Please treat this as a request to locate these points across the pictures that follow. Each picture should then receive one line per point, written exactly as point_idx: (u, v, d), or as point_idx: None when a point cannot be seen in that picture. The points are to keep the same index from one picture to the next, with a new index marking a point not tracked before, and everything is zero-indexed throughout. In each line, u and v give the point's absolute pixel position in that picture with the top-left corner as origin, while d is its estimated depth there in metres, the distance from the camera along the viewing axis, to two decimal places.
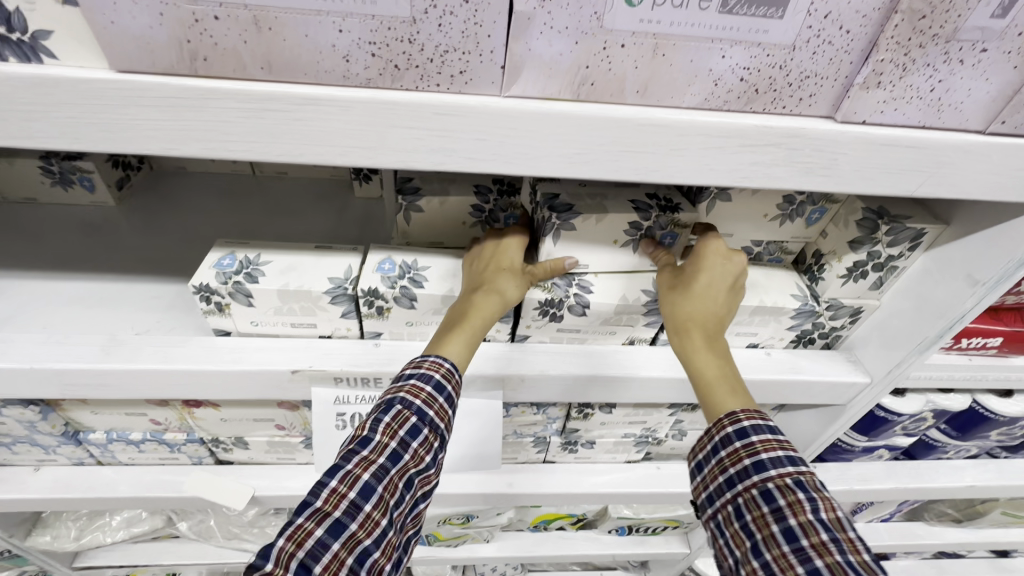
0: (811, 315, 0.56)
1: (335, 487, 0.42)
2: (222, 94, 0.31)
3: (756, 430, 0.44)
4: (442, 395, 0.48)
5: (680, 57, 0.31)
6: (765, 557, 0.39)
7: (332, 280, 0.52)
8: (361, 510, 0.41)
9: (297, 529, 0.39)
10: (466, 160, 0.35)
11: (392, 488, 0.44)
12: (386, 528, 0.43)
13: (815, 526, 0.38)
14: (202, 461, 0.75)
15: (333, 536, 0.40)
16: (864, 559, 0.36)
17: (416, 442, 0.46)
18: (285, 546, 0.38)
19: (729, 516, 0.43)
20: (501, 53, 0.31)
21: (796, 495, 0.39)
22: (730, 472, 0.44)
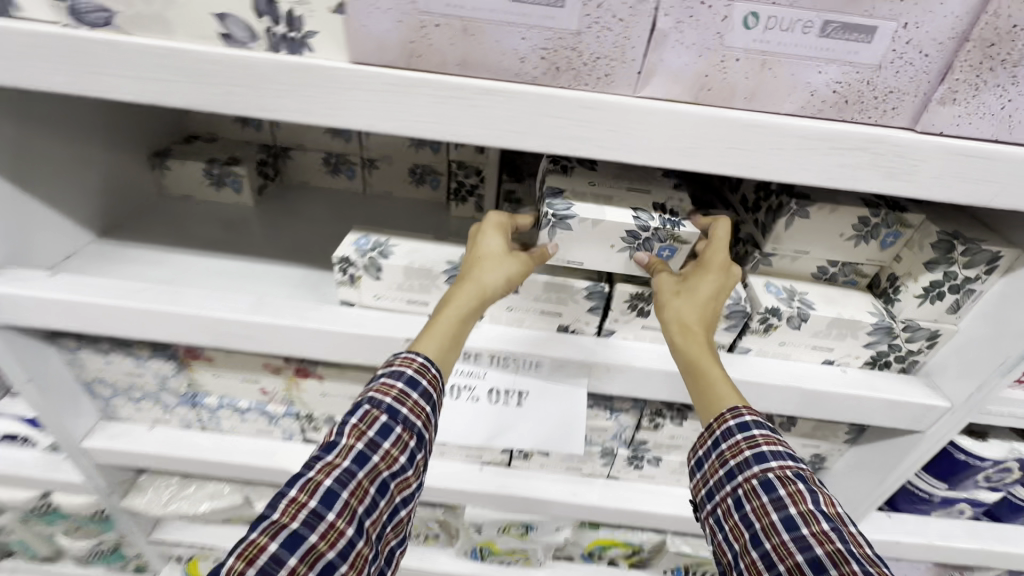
0: (889, 333, 0.59)
1: (294, 497, 0.45)
2: (425, 83, 0.41)
3: (757, 425, 0.50)
4: (414, 390, 0.52)
5: (784, 71, 0.39)
6: (767, 551, 0.44)
7: (450, 263, 0.60)
8: (321, 520, 0.45)
9: (250, 543, 0.43)
10: (598, 148, 0.43)
11: (357, 494, 0.47)
12: (351, 536, 0.46)
13: (814, 516, 0.43)
14: (291, 438, 0.81)
15: (288, 551, 0.43)
16: (865, 551, 0.41)
17: (384, 443, 0.50)
18: (235, 563, 0.42)
19: (731, 513, 0.48)
20: (640, 61, 0.40)
21: (795, 486, 0.45)
22: (731, 464, 0.49)
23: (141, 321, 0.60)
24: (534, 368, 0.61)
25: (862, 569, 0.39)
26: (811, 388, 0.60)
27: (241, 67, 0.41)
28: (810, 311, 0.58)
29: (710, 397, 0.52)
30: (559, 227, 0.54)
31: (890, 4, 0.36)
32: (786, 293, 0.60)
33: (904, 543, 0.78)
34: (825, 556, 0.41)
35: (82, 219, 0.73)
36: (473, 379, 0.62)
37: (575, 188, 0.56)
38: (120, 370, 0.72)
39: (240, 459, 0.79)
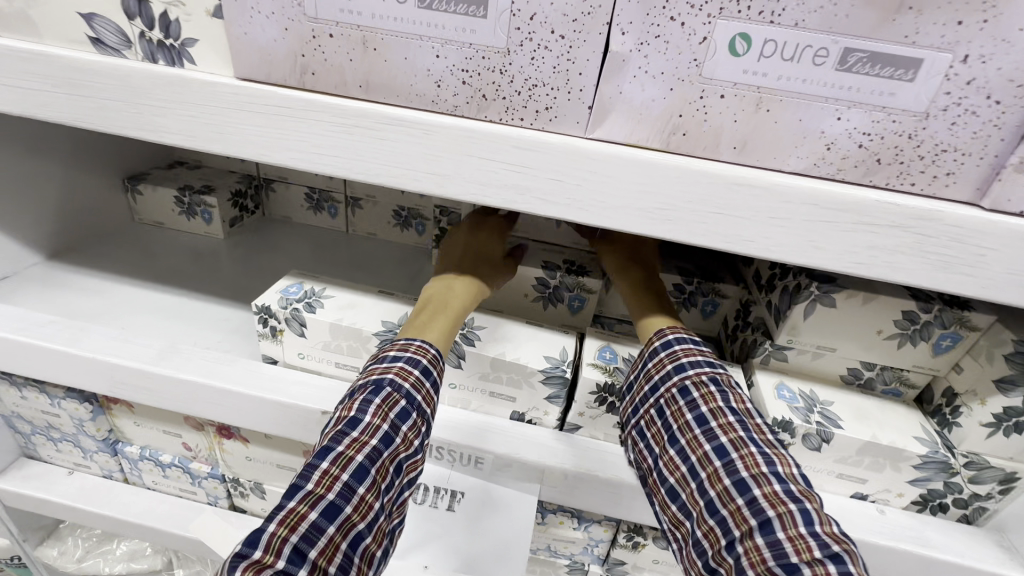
0: (943, 469, 0.44)
1: (327, 469, 0.38)
2: (321, 106, 0.33)
3: (680, 340, 0.46)
4: (430, 380, 0.45)
5: (788, 114, 0.29)
6: (693, 469, 0.40)
7: (386, 322, 0.50)
8: (354, 493, 0.38)
9: (289, 512, 0.36)
10: (539, 201, 0.33)
11: (384, 473, 0.40)
12: (380, 511, 0.39)
13: (723, 411, 0.41)
14: (217, 502, 0.71)
15: (327, 520, 0.36)
16: (766, 437, 0.40)
17: (406, 425, 0.42)
18: (276, 532, 0.35)
19: (659, 437, 0.43)
20: (590, 92, 0.30)
21: (708, 387, 0.43)
22: (654, 379, 0.45)
23: (37, 357, 0.53)
24: (474, 465, 0.49)
25: (794, 502, 0.36)
26: None
27: (110, 77, 0.34)
28: (834, 431, 0.44)
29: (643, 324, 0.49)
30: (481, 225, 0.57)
31: (941, 28, 0.25)
32: (804, 400, 0.47)
33: None
34: (753, 481, 0.37)
35: (29, 240, 0.70)
36: None
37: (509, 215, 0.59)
38: (34, 406, 0.65)
39: (154, 523, 0.69)
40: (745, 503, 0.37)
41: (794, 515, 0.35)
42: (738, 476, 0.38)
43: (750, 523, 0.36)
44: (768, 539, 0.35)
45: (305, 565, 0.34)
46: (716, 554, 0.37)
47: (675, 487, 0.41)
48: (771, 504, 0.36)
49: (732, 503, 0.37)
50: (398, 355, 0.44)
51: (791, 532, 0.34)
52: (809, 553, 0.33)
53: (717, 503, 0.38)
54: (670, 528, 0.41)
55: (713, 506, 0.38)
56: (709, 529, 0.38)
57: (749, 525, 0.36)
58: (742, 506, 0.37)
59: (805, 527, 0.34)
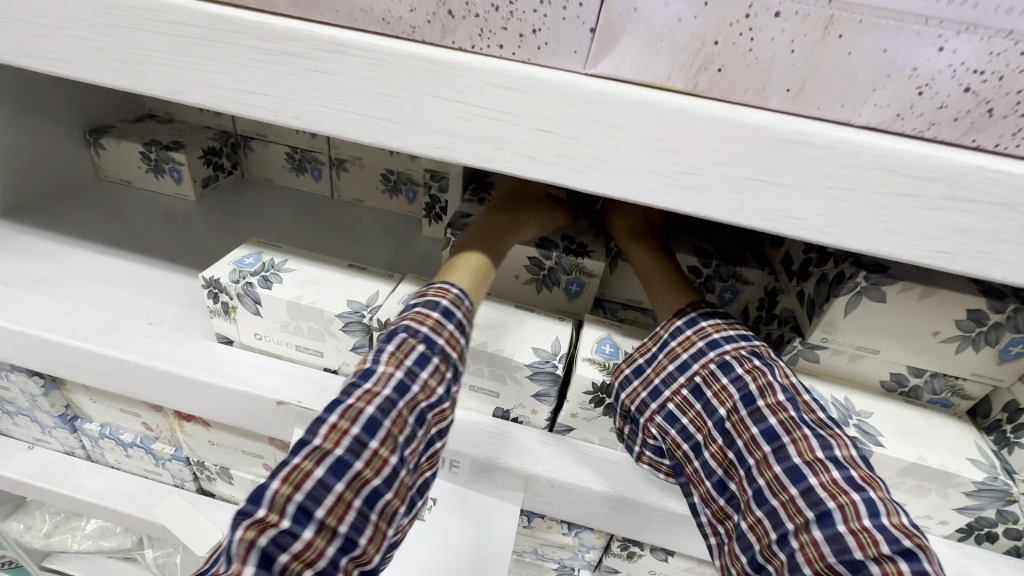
0: (1002, 499, 0.37)
1: (335, 423, 0.31)
2: (239, 26, 0.25)
3: (706, 316, 0.39)
4: (454, 321, 0.37)
5: (867, 41, 0.21)
6: (738, 455, 0.34)
7: (352, 302, 0.43)
8: (368, 449, 0.31)
9: (293, 470, 0.29)
10: (520, 158, 0.26)
11: (402, 425, 0.33)
12: (401, 465, 0.33)
13: (772, 388, 0.34)
14: (184, 484, 0.66)
15: (336, 477, 0.30)
16: (818, 417, 0.33)
17: (427, 371, 0.34)
18: (280, 489, 0.29)
19: (700, 425, 0.37)
20: (593, 8, 0.22)
21: (752, 362, 0.36)
22: (682, 357, 0.39)
23: None
24: (450, 469, 0.43)
25: (857, 491, 0.30)
26: None
27: None
28: (874, 449, 0.37)
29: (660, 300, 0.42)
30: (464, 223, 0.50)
31: None
32: (837, 410, 0.40)
33: None
34: (809, 468, 0.31)
35: None
36: None
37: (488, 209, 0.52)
38: None
39: (116, 504, 0.65)
40: (801, 493, 0.31)
41: (856, 506, 0.30)
42: (790, 464, 0.32)
43: (806, 516, 0.30)
44: (827, 532, 0.30)
45: (313, 524, 0.29)
46: (764, 549, 0.32)
47: (722, 478, 0.35)
48: (830, 495, 0.30)
49: (784, 493, 0.32)
50: (416, 300, 0.38)
51: (854, 525, 0.29)
52: (875, 548, 0.28)
53: (767, 493, 0.32)
54: (711, 522, 0.36)
55: (761, 496, 0.32)
56: (755, 521, 0.32)
57: (805, 517, 0.30)
58: (796, 496, 0.31)
59: (869, 519, 0.29)
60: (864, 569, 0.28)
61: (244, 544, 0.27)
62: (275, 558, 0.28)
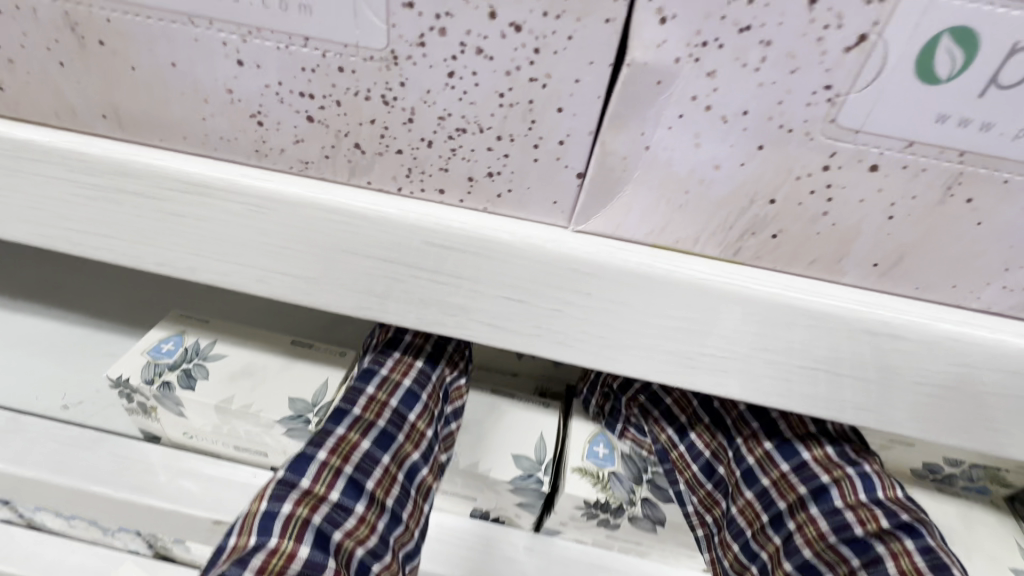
0: None
1: (374, 395, 0.31)
2: (39, 153, 0.17)
3: None
4: None
5: (1010, 209, 0.14)
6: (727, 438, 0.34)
7: (292, 401, 0.36)
8: (406, 421, 0.31)
9: (340, 441, 0.28)
10: (483, 327, 0.18)
11: (436, 399, 0.33)
12: (435, 442, 0.32)
13: None
14: (139, 550, 0.60)
15: (380, 449, 0.29)
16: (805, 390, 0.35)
17: (434, 373, 0.33)
18: (327, 462, 0.27)
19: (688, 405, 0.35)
20: (583, 148, 0.15)
21: None
22: None
23: None
24: None
25: (851, 465, 0.30)
26: None
27: None
28: None
29: None
30: None
31: None
32: None
33: None
34: (800, 445, 0.31)
35: None
36: None
37: None
38: None
39: None
40: (793, 469, 0.31)
41: (852, 481, 0.29)
42: (781, 440, 0.32)
43: (801, 492, 0.30)
44: (824, 508, 0.29)
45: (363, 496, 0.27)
46: (757, 535, 0.30)
47: (710, 463, 0.34)
48: (827, 469, 0.30)
49: (775, 471, 0.31)
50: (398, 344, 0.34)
51: (852, 500, 0.28)
52: (875, 524, 0.27)
53: (756, 472, 0.32)
54: (698, 512, 0.33)
55: (750, 475, 0.32)
56: (746, 504, 0.31)
57: (798, 494, 0.30)
58: (787, 473, 0.31)
59: (865, 494, 0.29)
60: (868, 549, 0.26)
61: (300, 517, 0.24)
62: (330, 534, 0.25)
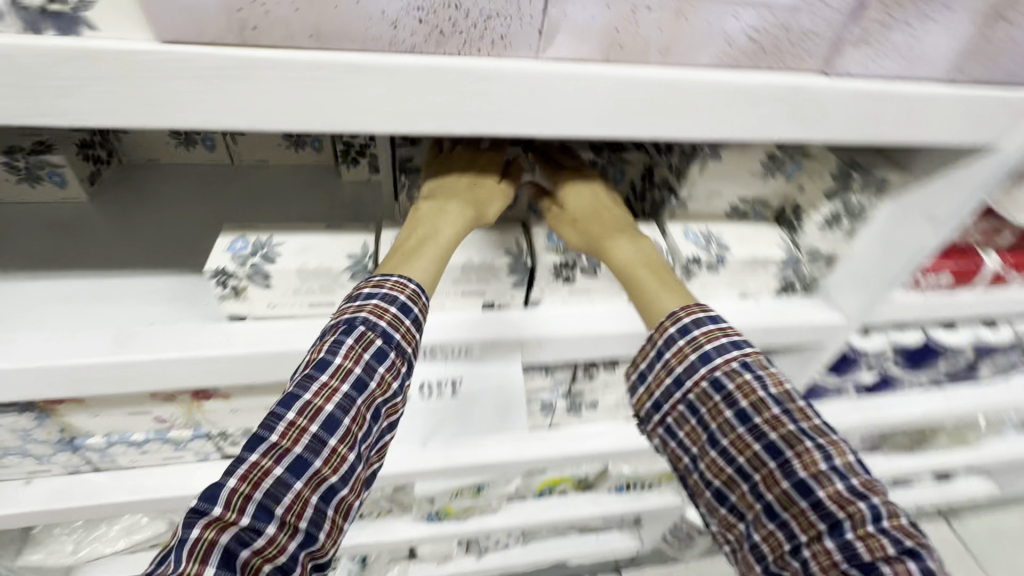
0: (794, 263, 0.63)
1: (294, 421, 0.41)
2: (265, 63, 0.32)
3: (697, 324, 0.47)
4: (409, 317, 0.47)
5: (703, 16, 0.35)
6: (744, 471, 0.43)
7: (351, 256, 0.53)
8: (326, 446, 0.41)
9: (251, 468, 0.39)
10: (503, 121, 0.37)
11: (358, 418, 0.43)
12: (354, 464, 0.43)
13: (766, 403, 0.43)
14: (208, 458, 0.73)
15: (295, 475, 0.40)
16: (782, 389, 0.44)
17: (383, 367, 0.45)
18: (238, 489, 0.39)
19: (661, 379, 0.48)
20: (541, 18, 0.34)
21: (743, 377, 0.44)
22: (676, 370, 0.47)
23: None
24: (464, 353, 0.59)
25: (826, 462, 0.41)
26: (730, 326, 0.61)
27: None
28: (726, 254, 0.60)
29: (651, 311, 0.50)
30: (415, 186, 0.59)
31: None
32: (704, 237, 0.61)
33: None
34: (782, 443, 0.42)
35: None
36: None
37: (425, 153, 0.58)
38: None
39: (150, 494, 0.70)
40: (778, 466, 0.42)
41: (828, 474, 0.40)
42: (767, 441, 0.42)
43: (755, 449, 0.43)
44: (811, 502, 0.40)
45: (274, 519, 0.39)
46: (778, 559, 0.41)
47: (723, 488, 0.45)
48: (772, 427, 0.43)
49: (733, 433, 0.44)
50: (374, 291, 0.46)
51: (829, 490, 0.40)
52: (851, 508, 0.39)
53: (748, 467, 0.43)
54: (722, 526, 0.46)
55: (745, 470, 0.43)
56: (711, 461, 0.45)
57: (781, 486, 0.42)
58: (773, 469, 0.42)
59: (826, 463, 0.41)
60: (843, 534, 0.39)
61: (208, 538, 0.37)
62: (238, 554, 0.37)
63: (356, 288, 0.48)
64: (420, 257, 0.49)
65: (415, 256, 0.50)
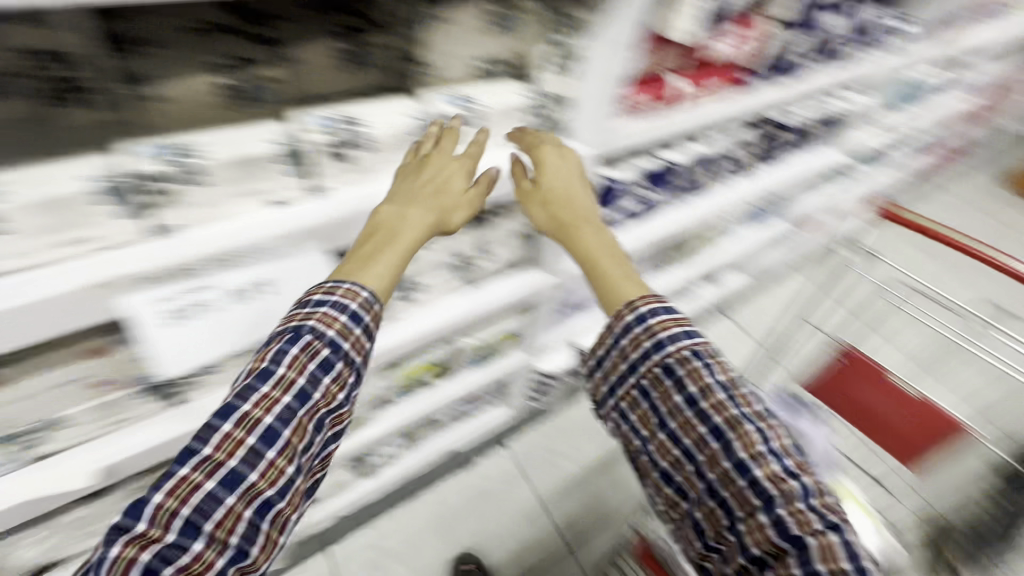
0: (534, 107, 0.75)
1: (229, 433, 0.47)
2: None
3: (652, 314, 0.61)
4: (355, 324, 0.54)
5: None
6: (689, 450, 0.56)
7: (89, 177, 0.49)
8: (266, 458, 0.48)
9: (182, 484, 0.45)
10: None
11: (298, 431, 0.50)
12: (289, 474, 0.49)
13: (713, 390, 0.55)
14: (10, 469, 0.64)
15: (225, 489, 0.46)
16: (727, 377, 0.56)
17: (326, 378, 0.52)
18: (167, 502, 0.44)
19: (617, 362, 0.62)
20: None
21: (692, 363, 0.57)
22: (632, 357, 0.61)
23: None
24: (264, 254, 0.60)
25: (792, 478, 0.50)
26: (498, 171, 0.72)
27: None
28: (474, 106, 0.69)
29: (613, 296, 0.65)
30: (144, 96, 0.51)
31: None
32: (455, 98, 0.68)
33: None
34: (753, 463, 0.51)
35: None
36: (200, 292, 0.57)
37: (143, 54, 0.48)
38: None
39: None
40: (733, 464, 0.52)
41: (771, 463, 0.51)
42: (710, 416, 0.54)
43: (703, 428, 0.54)
44: (772, 514, 0.49)
45: (203, 536, 0.44)
46: (718, 527, 0.53)
47: (670, 468, 0.58)
48: (717, 412, 0.54)
49: (679, 417, 0.56)
50: (324, 297, 0.54)
51: (765, 470, 0.50)
52: (806, 524, 0.47)
53: (693, 449, 0.55)
54: (671, 504, 0.59)
55: (689, 449, 0.56)
56: (660, 443, 0.58)
57: (721, 462, 0.53)
58: (715, 448, 0.53)
59: (777, 462, 0.51)
60: (800, 542, 0.47)
61: (129, 555, 0.41)
62: (159, 570, 0.42)
63: (304, 296, 0.55)
64: (379, 263, 0.58)
65: (373, 261, 0.58)
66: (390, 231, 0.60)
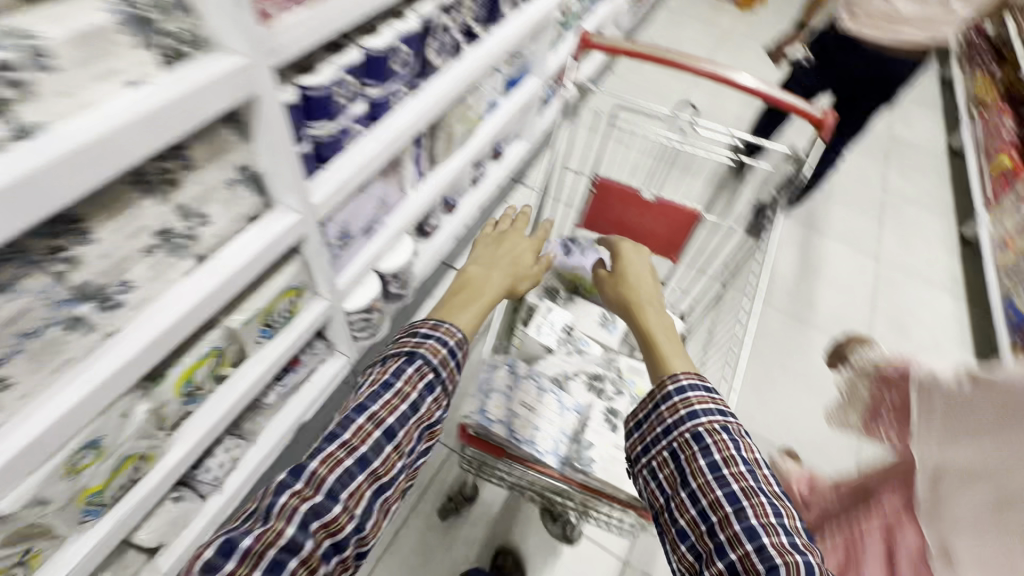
0: (139, 22, 0.60)
1: (360, 424, 0.63)
2: None
3: (692, 389, 0.66)
4: (453, 359, 0.73)
5: None
6: (704, 514, 0.58)
7: None
8: (384, 448, 0.63)
9: (328, 457, 0.60)
10: None
11: (407, 434, 0.65)
12: (398, 471, 0.64)
13: (734, 458, 0.59)
14: None
15: (359, 468, 0.61)
16: (757, 460, 0.60)
17: (429, 396, 0.69)
18: (317, 469, 0.59)
19: (653, 427, 0.67)
20: None
21: (720, 435, 0.61)
22: (668, 422, 0.65)
23: None
24: None
25: (796, 553, 0.52)
26: (135, 115, 0.57)
27: None
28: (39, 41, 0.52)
29: (658, 362, 0.72)
30: None
31: None
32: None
33: (349, 177, 0.99)
34: (759, 528, 0.54)
35: None
36: None
37: None
38: None
39: None
40: (738, 515, 0.55)
41: (780, 535, 0.53)
42: (730, 487, 0.57)
43: (718, 493, 0.57)
44: None
45: (340, 502, 0.59)
46: None
47: (688, 526, 0.59)
48: (735, 479, 0.58)
49: (701, 478, 0.59)
50: (425, 336, 0.72)
51: (772, 539, 0.53)
52: None
53: (709, 511, 0.57)
54: (680, 562, 0.59)
55: (705, 512, 0.58)
56: (680, 501, 0.61)
57: (737, 528, 0.55)
58: (729, 513, 0.56)
59: (786, 537, 0.53)
60: None
61: (291, 505, 0.57)
62: (310, 522, 0.57)
63: (413, 326, 0.74)
64: (465, 313, 0.79)
65: (463, 311, 0.80)
66: (474, 287, 0.85)
